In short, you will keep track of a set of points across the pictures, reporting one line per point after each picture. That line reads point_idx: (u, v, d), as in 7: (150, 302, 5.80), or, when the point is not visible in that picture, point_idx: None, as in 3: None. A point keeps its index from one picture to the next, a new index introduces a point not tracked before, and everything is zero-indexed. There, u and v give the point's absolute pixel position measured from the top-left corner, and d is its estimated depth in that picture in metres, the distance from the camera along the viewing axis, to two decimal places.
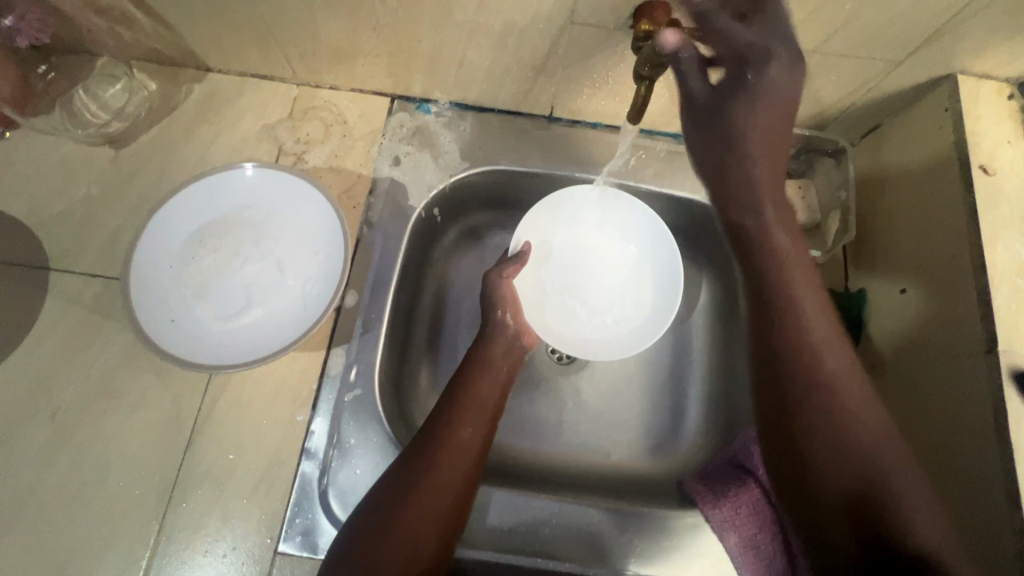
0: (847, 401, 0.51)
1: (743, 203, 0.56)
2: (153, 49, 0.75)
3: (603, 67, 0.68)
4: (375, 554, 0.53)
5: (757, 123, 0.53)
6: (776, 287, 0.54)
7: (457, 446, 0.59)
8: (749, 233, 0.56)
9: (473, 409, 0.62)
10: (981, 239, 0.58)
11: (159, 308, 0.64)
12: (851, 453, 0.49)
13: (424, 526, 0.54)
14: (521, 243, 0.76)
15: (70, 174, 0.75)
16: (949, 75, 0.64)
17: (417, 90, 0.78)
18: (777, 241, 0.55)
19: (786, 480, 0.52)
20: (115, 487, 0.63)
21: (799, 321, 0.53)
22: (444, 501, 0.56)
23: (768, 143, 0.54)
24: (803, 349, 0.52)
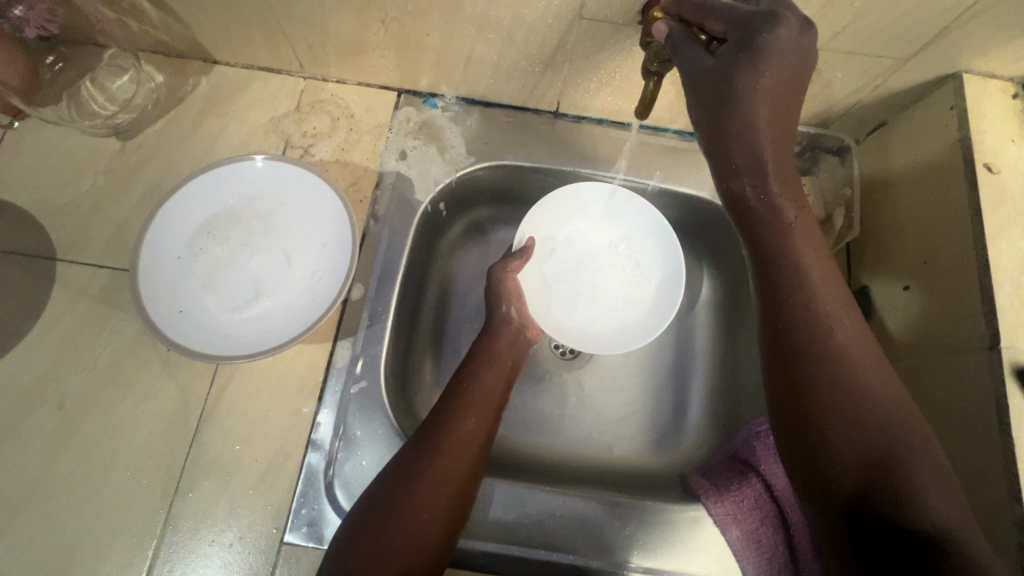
0: (860, 373, 0.51)
1: (748, 173, 0.54)
2: (161, 41, 0.75)
3: (610, 63, 0.69)
4: (381, 539, 0.53)
5: (762, 90, 0.50)
6: (783, 259, 0.54)
7: (463, 435, 0.59)
8: (755, 208, 0.55)
9: (479, 400, 0.63)
10: (985, 237, 0.59)
11: (168, 298, 0.64)
12: (863, 428, 0.49)
13: (430, 512, 0.55)
14: (525, 237, 0.76)
15: (77, 165, 0.75)
16: (955, 74, 0.65)
17: (424, 84, 0.78)
18: (783, 213, 0.55)
19: (794, 456, 0.52)
20: (122, 476, 0.63)
21: (808, 294, 0.53)
22: (450, 488, 0.57)
23: (774, 108, 0.51)
24: (813, 322, 0.52)
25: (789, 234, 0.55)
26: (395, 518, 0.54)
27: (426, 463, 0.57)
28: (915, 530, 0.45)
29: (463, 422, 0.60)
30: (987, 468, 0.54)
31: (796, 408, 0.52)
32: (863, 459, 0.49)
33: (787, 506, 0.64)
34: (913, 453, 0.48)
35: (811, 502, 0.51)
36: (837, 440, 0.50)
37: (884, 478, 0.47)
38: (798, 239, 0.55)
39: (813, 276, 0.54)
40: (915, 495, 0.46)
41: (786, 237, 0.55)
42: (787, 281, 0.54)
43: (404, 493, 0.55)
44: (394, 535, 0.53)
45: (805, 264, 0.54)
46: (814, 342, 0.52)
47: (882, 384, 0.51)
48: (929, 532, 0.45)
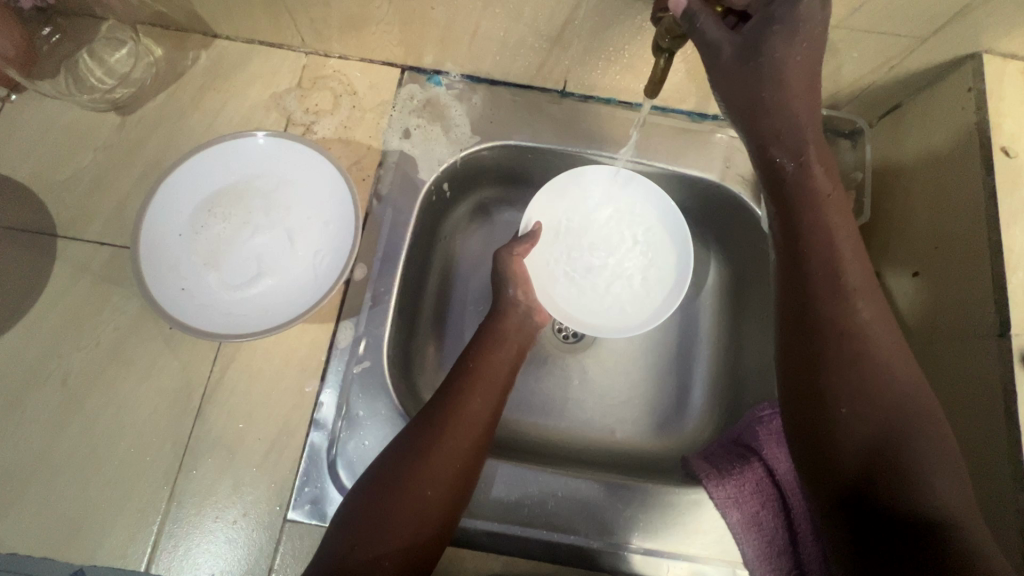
0: (878, 355, 0.50)
1: (787, 140, 0.54)
2: (160, 12, 0.74)
3: (620, 39, 0.67)
4: (382, 516, 0.53)
5: (794, 59, 0.51)
6: (815, 234, 0.54)
7: (467, 417, 0.59)
8: (788, 177, 0.55)
9: (484, 382, 0.63)
10: (998, 221, 0.58)
11: (170, 275, 0.63)
12: (873, 411, 0.49)
13: (433, 491, 0.55)
14: (531, 223, 0.76)
15: (74, 140, 0.74)
16: (974, 55, 0.63)
17: (429, 60, 0.77)
18: (817, 183, 0.55)
19: (806, 437, 0.52)
20: (127, 451, 0.64)
21: (836, 266, 0.53)
22: (453, 468, 0.57)
23: (806, 80, 0.53)
24: (836, 298, 0.52)
25: (822, 207, 0.54)
26: (395, 498, 0.54)
27: (428, 445, 0.57)
28: (916, 516, 0.45)
29: (469, 403, 0.60)
30: (987, 457, 0.54)
31: (811, 386, 0.51)
32: (869, 442, 0.48)
33: (789, 491, 0.64)
34: (922, 439, 0.47)
35: (812, 481, 0.51)
36: (847, 421, 0.49)
37: (893, 461, 0.47)
38: (832, 213, 0.54)
39: (843, 253, 0.54)
40: (919, 481, 0.46)
41: (819, 211, 0.54)
42: (815, 257, 0.53)
43: (405, 472, 0.55)
44: (393, 515, 0.53)
45: (836, 242, 0.54)
46: (841, 318, 0.52)
47: (902, 368, 0.50)
48: (930, 518, 0.45)
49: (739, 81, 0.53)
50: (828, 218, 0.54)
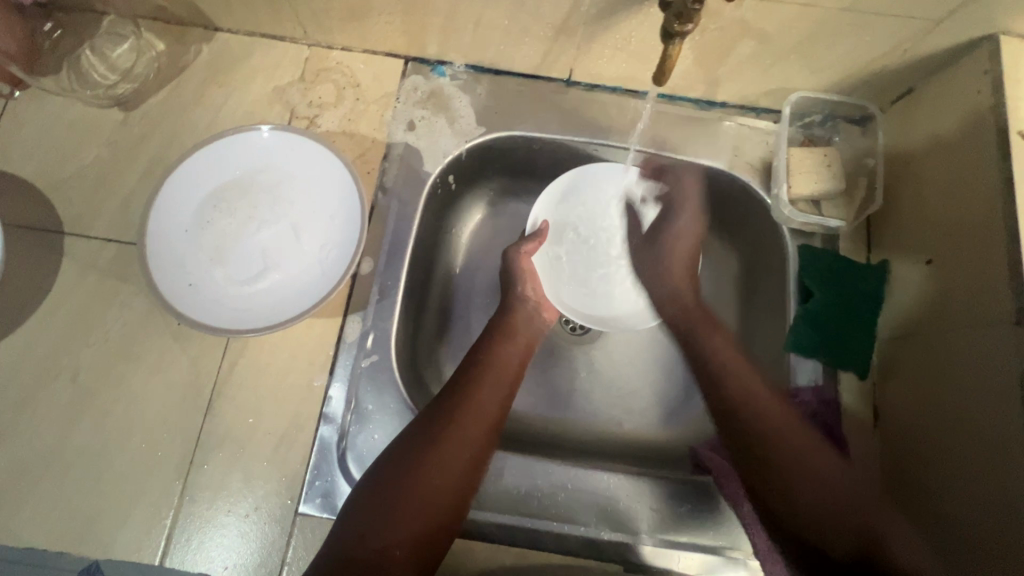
0: (810, 460, 0.63)
1: (681, 318, 0.76)
2: (161, 6, 0.73)
3: (626, 26, 0.66)
4: (394, 503, 0.54)
5: (677, 255, 0.78)
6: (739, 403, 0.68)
7: (478, 409, 0.60)
8: (711, 391, 0.71)
9: (494, 375, 0.63)
10: (1015, 208, 0.56)
11: (177, 272, 0.63)
12: (848, 526, 0.61)
13: (444, 479, 0.56)
14: (538, 221, 0.77)
15: (78, 137, 0.74)
16: (990, 36, 0.61)
17: (432, 51, 0.76)
18: (727, 366, 0.71)
19: (789, 535, 0.62)
20: (139, 447, 0.64)
21: (761, 411, 0.66)
22: (463, 456, 0.57)
23: (686, 268, 0.77)
24: (768, 435, 0.65)
25: (691, 329, 0.75)
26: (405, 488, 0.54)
27: (437, 436, 0.57)
28: None
29: (479, 394, 0.61)
30: (1004, 444, 0.54)
31: (777, 492, 0.62)
32: (857, 551, 0.60)
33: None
34: (890, 533, 0.61)
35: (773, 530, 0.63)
36: (802, 488, 0.62)
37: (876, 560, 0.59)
38: (743, 378, 0.69)
39: (754, 390, 0.68)
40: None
41: (705, 340, 0.74)
42: (736, 405, 0.68)
43: (414, 462, 0.56)
44: (405, 505, 0.54)
45: (756, 399, 0.67)
46: (764, 420, 0.65)
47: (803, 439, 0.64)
48: None
49: (649, 250, 0.79)
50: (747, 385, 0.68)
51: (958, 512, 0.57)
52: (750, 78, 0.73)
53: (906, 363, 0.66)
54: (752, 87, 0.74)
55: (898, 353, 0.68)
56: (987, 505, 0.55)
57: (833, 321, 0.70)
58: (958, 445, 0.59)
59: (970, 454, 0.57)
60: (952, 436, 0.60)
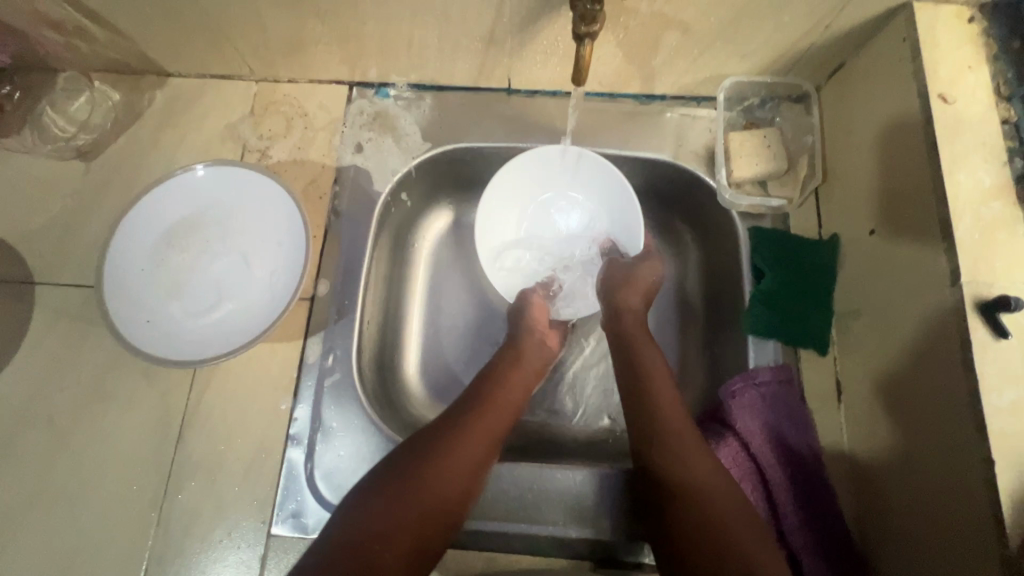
0: (691, 463, 0.54)
1: (620, 348, 0.66)
2: (112, 59, 0.77)
3: (550, 32, 0.67)
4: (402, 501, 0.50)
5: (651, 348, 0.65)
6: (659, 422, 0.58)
7: (490, 420, 0.59)
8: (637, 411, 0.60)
9: (508, 391, 0.63)
10: (942, 169, 0.56)
11: (135, 309, 0.66)
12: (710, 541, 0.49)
13: (448, 486, 0.52)
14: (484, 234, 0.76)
15: (43, 190, 0.77)
16: (905, 5, 0.61)
17: (374, 74, 0.79)
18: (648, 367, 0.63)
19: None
20: (114, 483, 0.66)
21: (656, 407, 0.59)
22: (471, 464, 0.54)
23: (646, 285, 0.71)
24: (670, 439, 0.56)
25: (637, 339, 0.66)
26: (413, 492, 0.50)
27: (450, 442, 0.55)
28: None
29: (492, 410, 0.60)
30: (953, 409, 0.52)
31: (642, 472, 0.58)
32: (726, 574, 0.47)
33: (767, 465, 0.65)
34: None
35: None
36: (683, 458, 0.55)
37: None
38: (661, 395, 0.60)
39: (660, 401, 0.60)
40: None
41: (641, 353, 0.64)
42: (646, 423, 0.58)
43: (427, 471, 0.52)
44: (409, 507, 0.50)
45: (665, 416, 0.58)
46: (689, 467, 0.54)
47: (748, 525, 0.50)
48: None
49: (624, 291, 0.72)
50: (663, 419, 0.58)
51: (913, 482, 0.57)
52: (682, 69, 0.74)
53: (861, 334, 0.66)
54: (686, 78, 0.76)
55: (857, 330, 0.67)
56: (932, 468, 0.54)
57: (788, 300, 0.71)
58: (903, 410, 0.59)
59: (927, 426, 0.55)
60: (910, 406, 0.58)
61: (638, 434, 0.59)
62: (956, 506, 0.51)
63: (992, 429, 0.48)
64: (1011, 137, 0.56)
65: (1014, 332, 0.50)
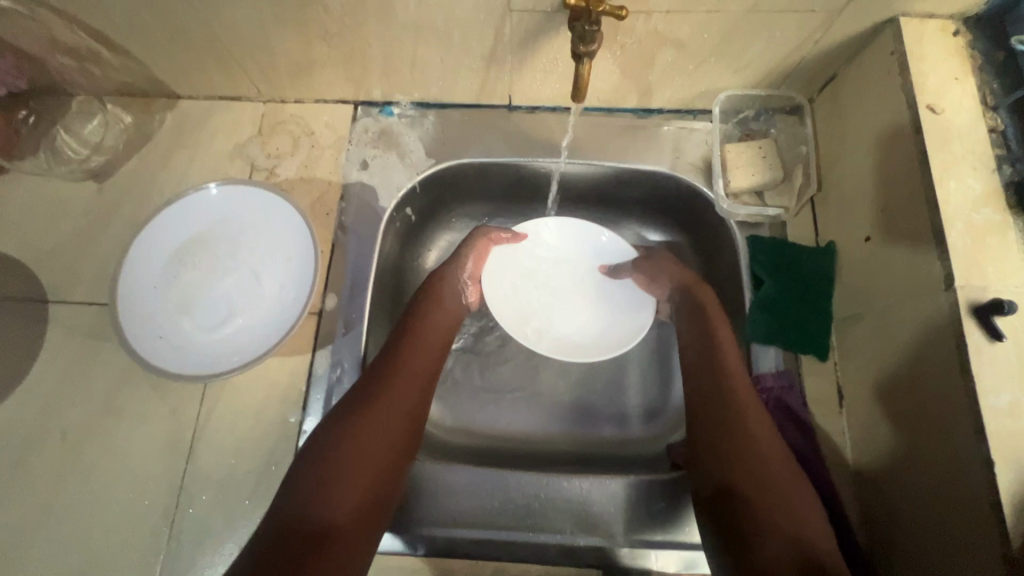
0: (755, 444, 0.56)
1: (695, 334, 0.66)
2: (124, 82, 0.79)
3: (549, 51, 0.70)
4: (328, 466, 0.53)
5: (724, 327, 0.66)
6: (723, 408, 0.59)
7: (408, 370, 0.62)
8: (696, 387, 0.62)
9: (428, 336, 0.66)
10: (933, 176, 0.57)
11: (148, 325, 0.67)
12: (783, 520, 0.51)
13: (375, 443, 0.56)
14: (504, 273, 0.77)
15: (56, 210, 0.79)
16: (891, 19, 0.64)
17: (378, 93, 0.81)
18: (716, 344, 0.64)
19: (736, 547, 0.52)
20: (126, 496, 0.67)
21: (722, 396, 0.60)
22: (395, 422, 0.58)
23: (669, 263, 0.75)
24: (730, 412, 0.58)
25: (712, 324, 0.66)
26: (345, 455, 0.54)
27: (371, 404, 0.58)
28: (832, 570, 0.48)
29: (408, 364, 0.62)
30: (952, 409, 0.53)
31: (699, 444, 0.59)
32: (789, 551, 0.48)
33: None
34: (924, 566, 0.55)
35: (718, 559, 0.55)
36: (752, 433, 0.57)
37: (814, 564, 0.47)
38: (738, 383, 0.60)
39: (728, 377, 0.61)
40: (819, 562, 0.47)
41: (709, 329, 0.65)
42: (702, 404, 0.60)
43: (346, 436, 0.55)
44: (344, 468, 0.53)
45: (736, 398, 0.59)
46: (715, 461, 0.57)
47: (810, 507, 0.52)
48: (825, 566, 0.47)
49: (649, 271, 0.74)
50: (735, 400, 0.59)
51: (917, 484, 0.57)
52: (678, 84, 0.76)
53: (861, 340, 0.67)
54: (682, 93, 0.78)
55: (856, 336, 0.68)
56: (934, 469, 0.55)
57: (788, 307, 0.71)
58: (904, 413, 0.59)
59: (927, 427, 0.56)
60: (910, 409, 0.59)
61: (698, 401, 0.61)
62: (958, 506, 0.52)
63: (990, 428, 0.49)
64: (998, 144, 0.58)
65: (1009, 334, 0.51)
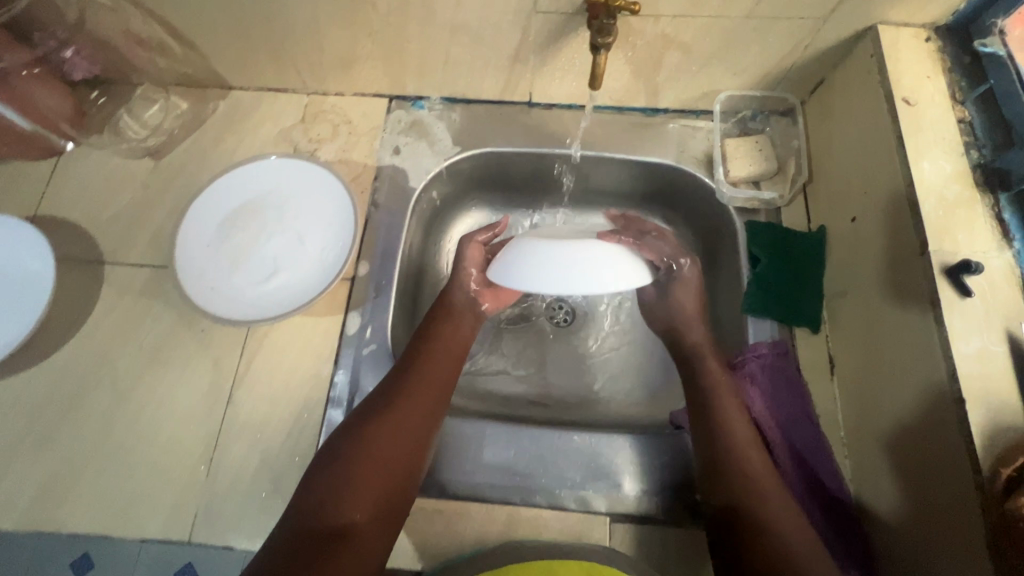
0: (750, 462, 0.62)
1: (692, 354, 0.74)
2: (185, 73, 0.88)
3: (569, 50, 0.78)
4: (339, 478, 0.58)
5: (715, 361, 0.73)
6: (719, 425, 0.65)
7: (419, 390, 0.65)
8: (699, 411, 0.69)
9: (436, 355, 0.70)
10: (909, 158, 0.65)
11: (202, 277, 0.76)
12: (767, 529, 0.56)
13: (378, 460, 0.59)
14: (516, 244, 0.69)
15: (115, 183, 0.87)
16: (871, 27, 0.72)
17: (412, 88, 0.90)
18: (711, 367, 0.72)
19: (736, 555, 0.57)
20: (170, 438, 0.72)
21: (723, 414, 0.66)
22: (396, 440, 0.61)
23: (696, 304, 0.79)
24: (726, 430, 0.65)
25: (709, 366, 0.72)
26: (366, 460, 0.59)
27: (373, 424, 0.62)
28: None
29: (427, 377, 0.67)
30: (929, 360, 0.59)
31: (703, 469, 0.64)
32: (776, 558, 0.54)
33: (778, 446, 0.71)
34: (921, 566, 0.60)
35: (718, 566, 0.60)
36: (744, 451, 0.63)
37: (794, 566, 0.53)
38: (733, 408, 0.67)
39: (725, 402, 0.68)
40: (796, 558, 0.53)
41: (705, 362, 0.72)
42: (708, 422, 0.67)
43: (354, 451, 0.59)
44: (369, 474, 0.58)
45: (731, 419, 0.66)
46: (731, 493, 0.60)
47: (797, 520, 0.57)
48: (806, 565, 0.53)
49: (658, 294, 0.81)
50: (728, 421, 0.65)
51: (899, 433, 0.63)
52: (683, 85, 0.85)
53: (848, 312, 0.73)
54: (686, 94, 0.87)
55: (844, 308, 0.74)
56: (915, 417, 0.60)
57: (781, 283, 0.78)
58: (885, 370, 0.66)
59: (907, 381, 0.62)
60: (891, 367, 0.64)
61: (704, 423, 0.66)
62: (937, 446, 0.57)
63: (961, 370, 0.55)
64: (967, 133, 0.66)
65: (976, 291, 0.58)
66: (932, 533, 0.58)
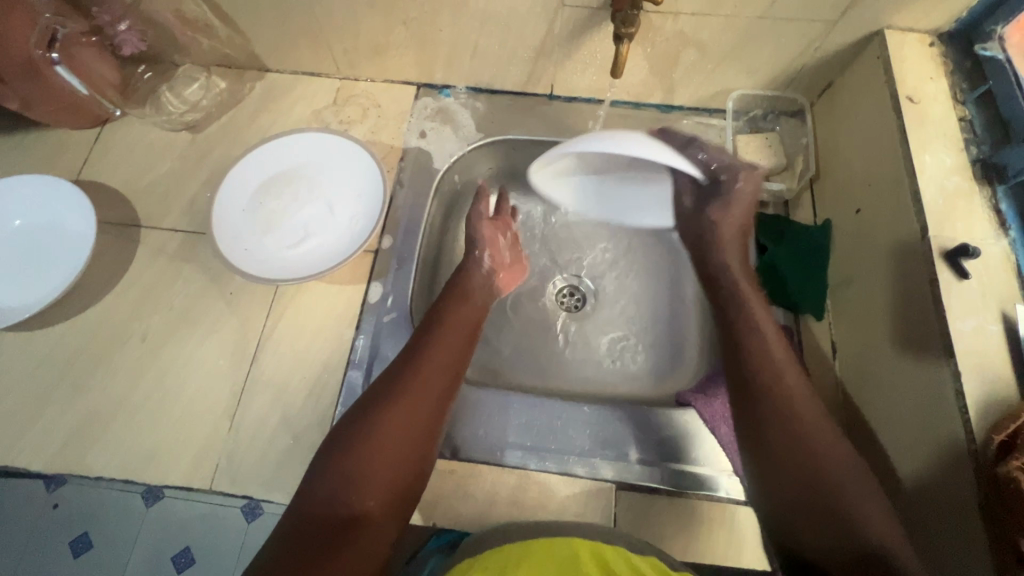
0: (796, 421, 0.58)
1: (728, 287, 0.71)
2: (225, 54, 0.93)
3: (591, 44, 0.83)
4: (363, 455, 0.57)
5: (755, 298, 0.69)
6: (761, 375, 0.62)
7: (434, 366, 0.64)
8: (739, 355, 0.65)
9: (452, 331, 0.69)
10: (911, 151, 0.69)
11: (235, 241, 0.79)
12: (820, 509, 0.54)
13: (398, 437, 0.58)
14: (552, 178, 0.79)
15: (153, 154, 0.91)
16: (879, 31, 0.77)
17: (439, 77, 0.94)
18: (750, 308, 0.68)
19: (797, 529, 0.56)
20: (196, 390, 0.76)
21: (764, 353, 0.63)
22: (417, 416, 0.61)
23: (737, 227, 0.75)
24: (770, 380, 0.61)
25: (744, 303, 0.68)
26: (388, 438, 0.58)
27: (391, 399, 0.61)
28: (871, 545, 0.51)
29: (441, 354, 0.66)
30: (931, 339, 0.61)
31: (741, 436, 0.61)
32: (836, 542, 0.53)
33: None
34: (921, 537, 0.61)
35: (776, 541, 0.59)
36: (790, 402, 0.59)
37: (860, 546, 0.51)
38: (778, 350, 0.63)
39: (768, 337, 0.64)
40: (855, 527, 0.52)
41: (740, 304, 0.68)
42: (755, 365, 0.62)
43: (375, 428, 0.58)
44: (391, 453, 0.58)
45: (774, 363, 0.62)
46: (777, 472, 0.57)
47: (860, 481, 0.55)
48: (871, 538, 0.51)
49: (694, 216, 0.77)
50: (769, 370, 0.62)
51: (897, 412, 0.65)
52: (697, 83, 0.89)
53: (851, 299, 0.76)
54: (700, 92, 0.91)
55: (848, 296, 0.77)
56: (914, 395, 0.63)
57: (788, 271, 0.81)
58: (883, 353, 0.68)
59: (907, 360, 0.64)
60: (892, 348, 0.67)
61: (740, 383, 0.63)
62: (935, 421, 0.59)
63: (957, 345, 0.58)
64: (967, 130, 0.70)
65: (974, 274, 0.61)
66: (925, 504, 0.60)
